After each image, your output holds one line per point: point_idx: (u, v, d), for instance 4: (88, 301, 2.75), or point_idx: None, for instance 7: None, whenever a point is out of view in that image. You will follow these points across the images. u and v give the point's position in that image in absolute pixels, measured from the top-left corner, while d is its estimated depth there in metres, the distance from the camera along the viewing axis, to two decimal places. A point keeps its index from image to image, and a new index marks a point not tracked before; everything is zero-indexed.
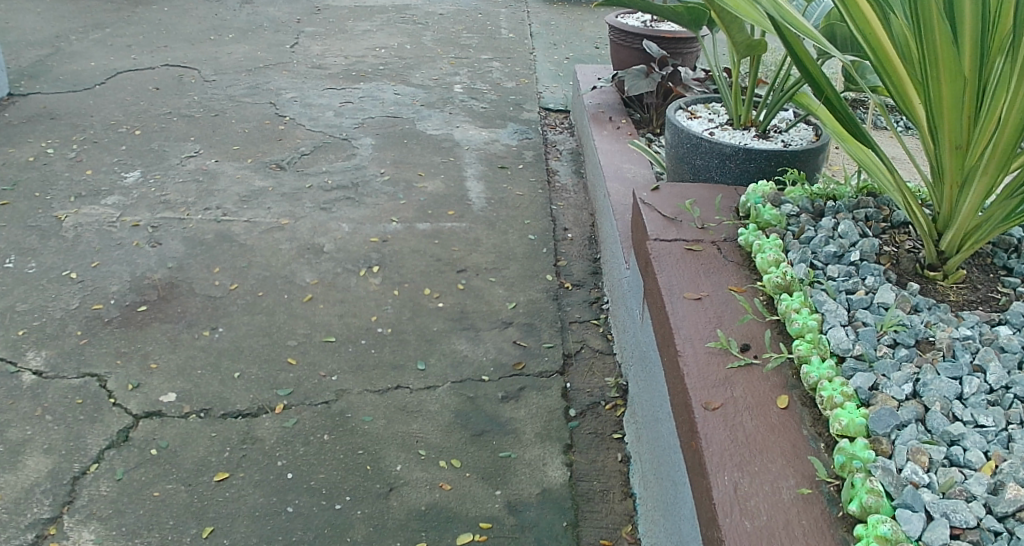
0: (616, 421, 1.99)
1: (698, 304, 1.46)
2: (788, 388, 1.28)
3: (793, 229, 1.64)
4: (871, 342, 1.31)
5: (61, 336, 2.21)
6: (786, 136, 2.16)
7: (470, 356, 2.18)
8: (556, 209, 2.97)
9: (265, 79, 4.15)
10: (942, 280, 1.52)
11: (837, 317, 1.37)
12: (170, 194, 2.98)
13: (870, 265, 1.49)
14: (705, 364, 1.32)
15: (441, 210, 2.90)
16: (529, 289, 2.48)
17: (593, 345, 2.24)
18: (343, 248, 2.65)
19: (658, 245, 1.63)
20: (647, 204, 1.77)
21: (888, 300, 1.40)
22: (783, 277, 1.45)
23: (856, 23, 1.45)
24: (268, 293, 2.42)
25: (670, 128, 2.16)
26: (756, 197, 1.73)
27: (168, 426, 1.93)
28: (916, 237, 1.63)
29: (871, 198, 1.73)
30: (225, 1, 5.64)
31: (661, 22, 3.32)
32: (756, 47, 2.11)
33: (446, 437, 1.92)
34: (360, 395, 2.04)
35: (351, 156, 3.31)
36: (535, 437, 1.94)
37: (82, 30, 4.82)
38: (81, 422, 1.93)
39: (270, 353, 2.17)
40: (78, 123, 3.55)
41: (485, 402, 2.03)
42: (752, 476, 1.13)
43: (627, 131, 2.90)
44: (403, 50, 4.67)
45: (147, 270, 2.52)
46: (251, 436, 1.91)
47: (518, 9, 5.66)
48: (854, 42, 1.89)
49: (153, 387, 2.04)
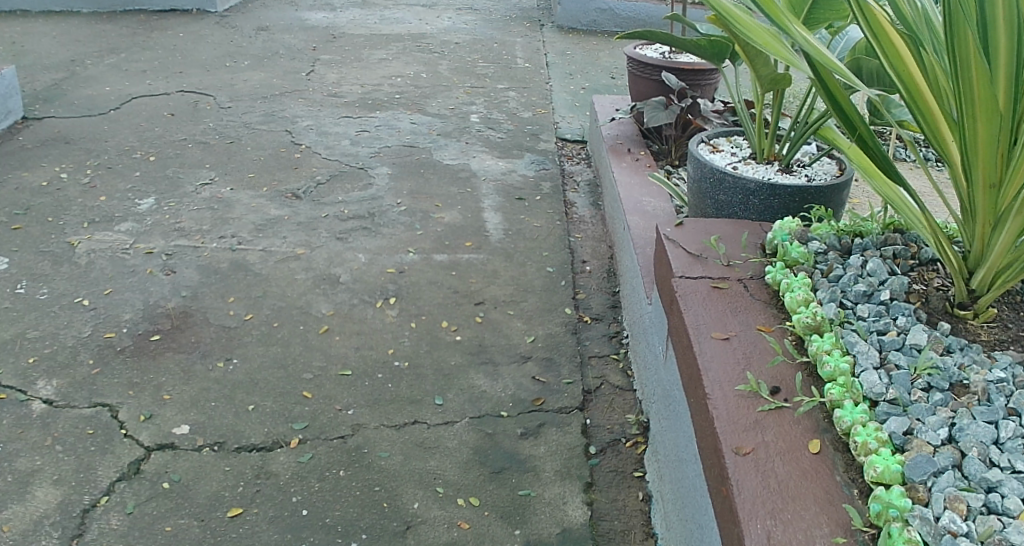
0: (637, 459, 1.95)
1: (726, 345, 1.42)
2: (820, 432, 1.24)
3: (822, 266, 1.60)
4: (905, 386, 1.26)
5: (73, 365, 2.20)
6: (810, 170, 2.12)
7: (489, 391, 2.15)
8: (574, 241, 2.95)
9: (281, 106, 4.17)
10: (973, 318, 1.47)
11: (869, 359, 1.32)
12: (184, 222, 2.98)
13: (901, 304, 1.44)
14: (736, 407, 1.29)
15: (458, 241, 2.89)
16: (548, 322, 2.45)
17: (613, 382, 2.20)
18: (360, 279, 2.64)
19: (683, 283, 1.60)
20: (672, 241, 1.74)
21: (921, 341, 1.35)
22: (813, 317, 1.41)
23: (888, 59, 1.43)
24: (284, 324, 2.40)
25: (692, 162, 2.14)
26: (783, 234, 1.70)
27: (181, 459, 1.91)
28: (945, 274, 1.59)
29: (899, 234, 1.69)
30: (240, 28, 5.69)
31: (679, 53, 3.32)
32: (779, 81, 2.07)
33: (464, 474, 1.89)
34: (377, 431, 2.01)
35: (367, 186, 3.31)
36: (555, 475, 1.90)
37: (97, 55, 4.86)
38: (92, 453, 1.91)
39: (285, 386, 2.15)
40: (93, 148, 3.57)
41: (504, 439, 2.00)
42: (785, 524, 1.09)
43: (646, 163, 2.89)
44: (419, 79, 4.69)
45: (161, 298, 2.51)
46: (265, 471, 1.88)
47: (533, 39, 5.69)
48: (880, 76, 1.84)
49: (166, 419, 2.02)
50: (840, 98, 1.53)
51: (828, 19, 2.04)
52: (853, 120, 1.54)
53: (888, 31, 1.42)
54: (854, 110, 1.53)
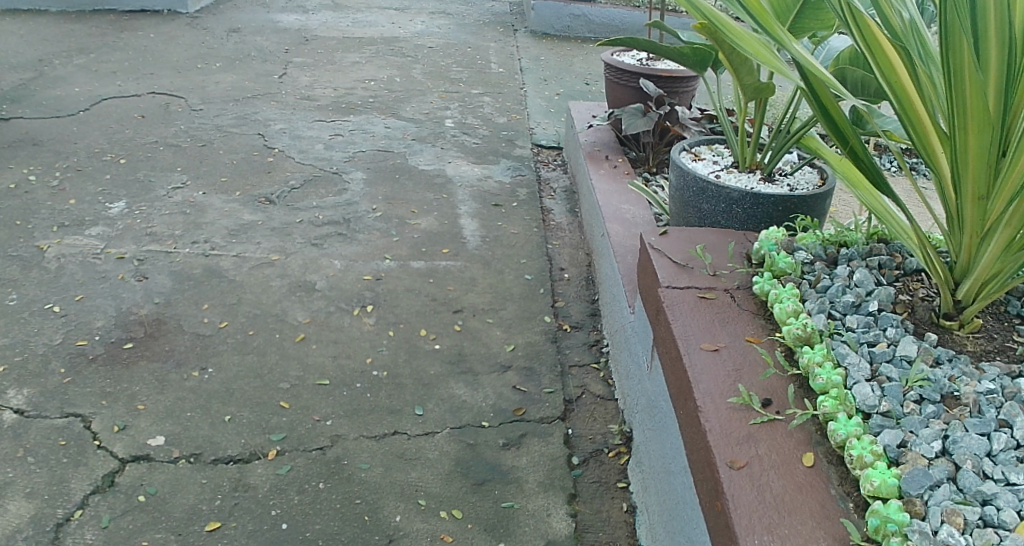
0: (620, 469, 1.94)
1: (716, 356, 1.42)
2: (813, 445, 1.24)
3: (809, 277, 1.61)
4: (897, 398, 1.27)
5: (43, 374, 2.14)
6: (792, 179, 2.14)
7: (469, 401, 2.13)
8: (552, 248, 2.94)
9: (254, 109, 4.11)
10: (958, 329, 1.49)
11: (861, 371, 1.33)
12: (156, 226, 2.92)
13: (889, 315, 1.46)
14: (728, 420, 1.28)
15: (436, 248, 2.87)
16: (527, 331, 2.44)
17: (595, 391, 2.20)
18: (336, 286, 2.61)
19: (670, 293, 1.60)
20: (658, 250, 1.74)
21: (911, 353, 1.36)
22: (803, 328, 1.41)
23: (882, 71, 1.46)
24: (259, 332, 2.36)
25: (675, 171, 2.15)
26: (769, 244, 1.70)
27: (157, 472, 1.86)
28: (930, 285, 1.60)
29: (883, 244, 1.71)
30: (212, 29, 5.61)
31: (656, 60, 3.32)
32: (763, 91, 2.08)
33: (447, 486, 1.87)
34: (356, 441, 1.98)
35: (342, 191, 3.27)
36: (538, 486, 1.88)
37: (66, 54, 4.76)
38: (65, 465, 1.86)
39: (262, 396, 2.11)
40: (62, 150, 3.48)
41: (486, 449, 1.98)
42: (782, 540, 1.09)
43: (624, 170, 2.90)
44: (392, 83, 4.66)
45: (133, 305, 2.45)
46: (243, 484, 1.84)
47: (507, 44, 5.69)
48: (865, 86, 1.85)
49: (141, 429, 1.98)
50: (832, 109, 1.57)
51: (812, 28, 2.06)
52: (845, 131, 1.59)
53: (882, 43, 1.44)
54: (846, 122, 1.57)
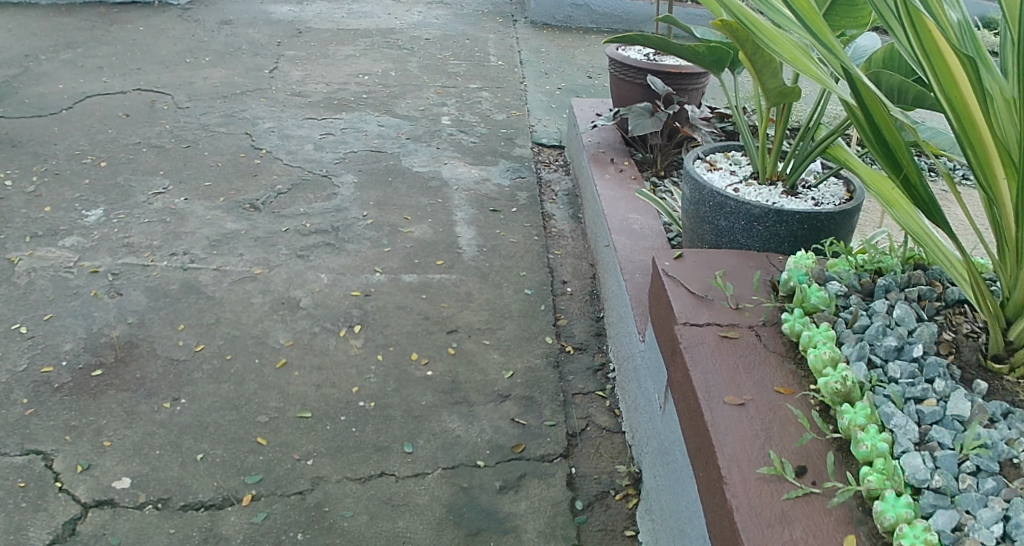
0: (628, 515, 1.76)
1: (741, 412, 1.24)
2: (855, 526, 1.06)
3: (843, 313, 1.42)
4: (951, 470, 1.09)
5: (4, 405, 1.97)
6: (816, 192, 1.95)
7: (464, 436, 1.95)
8: (554, 259, 2.75)
9: (242, 107, 3.92)
10: (1008, 374, 1.31)
11: (909, 436, 1.14)
12: (134, 236, 2.73)
13: (936, 362, 1.27)
14: (758, 495, 1.10)
15: (430, 259, 2.68)
16: (527, 353, 2.26)
17: (600, 423, 2.02)
18: (322, 304, 2.43)
19: (688, 331, 1.41)
20: (673, 278, 1.56)
21: (964, 412, 1.17)
22: (843, 382, 1.22)
23: (942, 87, 1.27)
24: (238, 356, 2.18)
25: (689, 182, 1.96)
26: (798, 272, 1.51)
27: (121, 520, 1.69)
28: (974, 320, 1.42)
29: (922, 271, 1.52)
30: (203, 21, 5.40)
31: (663, 56, 3.12)
32: (787, 95, 1.89)
33: (438, 537, 1.69)
34: (339, 484, 1.81)
35: (331, 196, 3.08)
36: (538, 536, 1.71)
37: (52, 49, 4.57)
38: (21, 511, 1.69)
39: (238, 431, 1.93)
40: (40, 151, 3.30)
41: (481, 493, 1.80)
42: None
43: (630, 175, 2.71)
44: (387, 78, 4.46)
45: (105, 325, 2.28)
46: (214, 534, 1.67)
47: (507, 35, 5.49)
48: (901, 92, 1.64)
49: (106, 470, 1.80)
50: (886, 127, 1.34)
51: (841, 25, 1.85)
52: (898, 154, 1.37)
53: (945, 54, 1.25)
54: (901, 143, 1.35)
